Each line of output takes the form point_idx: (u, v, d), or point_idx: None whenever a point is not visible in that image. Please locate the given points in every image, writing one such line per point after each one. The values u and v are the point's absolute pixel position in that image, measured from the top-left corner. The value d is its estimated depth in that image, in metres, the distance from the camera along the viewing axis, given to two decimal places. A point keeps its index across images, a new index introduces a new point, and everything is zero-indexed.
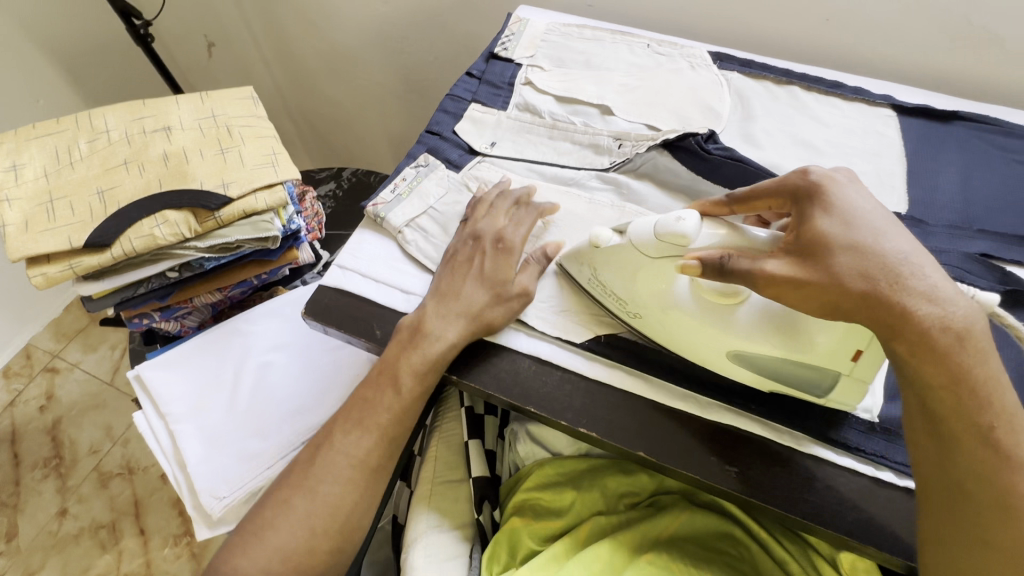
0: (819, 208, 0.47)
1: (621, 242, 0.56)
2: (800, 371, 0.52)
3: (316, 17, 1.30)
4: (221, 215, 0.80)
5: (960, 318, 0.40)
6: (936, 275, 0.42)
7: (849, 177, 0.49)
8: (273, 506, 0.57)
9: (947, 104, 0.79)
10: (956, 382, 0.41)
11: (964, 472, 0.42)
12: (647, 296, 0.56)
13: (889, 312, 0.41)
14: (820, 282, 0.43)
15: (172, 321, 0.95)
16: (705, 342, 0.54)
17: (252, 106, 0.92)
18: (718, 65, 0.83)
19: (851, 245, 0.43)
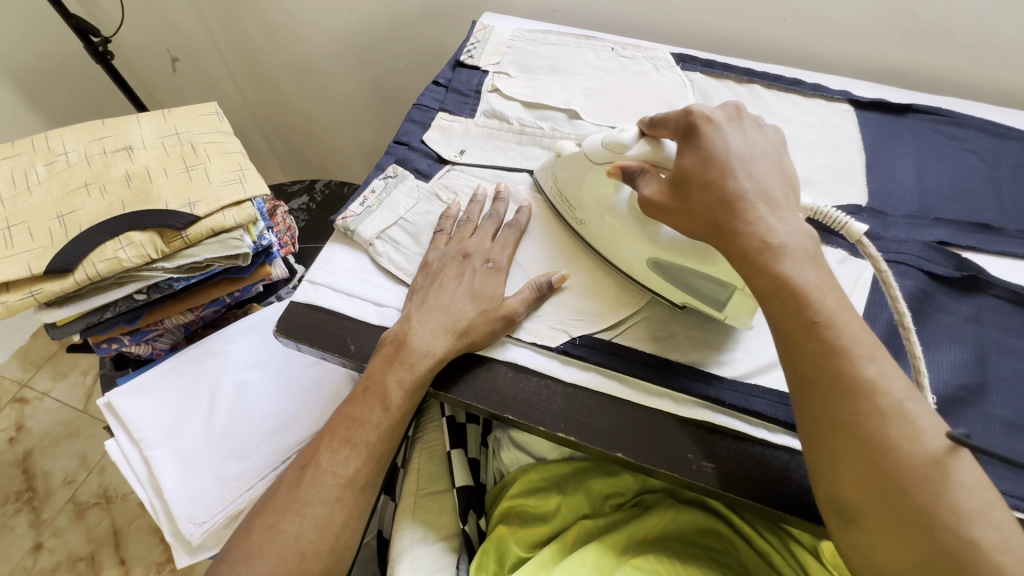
0: (691, 147, 0.52)
1: (578, 151, 0.63)
2: (707, 281, 0.56)
3: (280, 29, 1.28)
4: (188, 234, 0.78)
5: (777, 239, 0.45)
6: (770, 212, 0.47)
7: (731, 114, 0.53)
8: (259, 530, 0.55)
9: (901, 97, 0.81)
10: (799, 311, 0.44)
11: (826, 408, 0.42)
12: (592, 200, 0.63)
13: (719, 238, 0.48)
14: (677, 211, 0.51)
15: (142, 344, 0.92)
16: (626, 250, 0.61)
17: (217, 122, 0.91)
18: (681, 66, 0.84)
19: (703, 179, 0.49)
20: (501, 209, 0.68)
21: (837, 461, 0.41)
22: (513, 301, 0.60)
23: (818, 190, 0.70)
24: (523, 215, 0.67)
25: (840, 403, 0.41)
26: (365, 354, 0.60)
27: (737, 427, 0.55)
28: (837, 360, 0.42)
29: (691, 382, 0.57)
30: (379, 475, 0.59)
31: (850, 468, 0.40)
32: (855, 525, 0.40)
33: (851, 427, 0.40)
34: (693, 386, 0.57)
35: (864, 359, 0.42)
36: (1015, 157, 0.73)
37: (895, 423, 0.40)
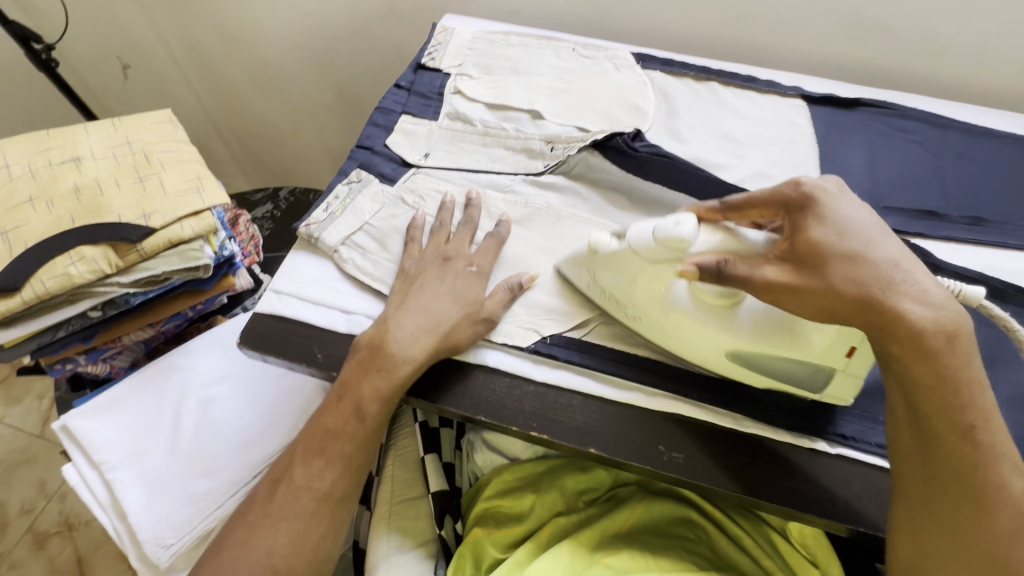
0: (812, 220, 0.47)
1: (621, 247, 0.56)
2: (796, 370, 0.53)
3: (238, 33, 1.25)
4: (144, 247, 0.75)
5: (951, 320, 0.43)
6: (926, 278, 0.45)
7: (837, 185, 0.49)
8: (234, 549, 0.54)
9: (850, 91, 0.85)
10: (955, 415, 0.43)
11: (953, 511, 0.43)
12: (647, 296, 0.56)
13: (881, 317, 0.43)
14: (819, 290, 0.45)
15: (99, 363, 0.89)
16: (709, 343, 0.54)
17: (171, 130, 0.88)
18: (640, 65, 0.86)
19: (847, 254, 0.45)
20: (475, 214, 0.67)
21: (950, 562, 0.43)
22: (493, 303, 0.60)
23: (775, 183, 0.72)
24: (504, 228, 0.66)
25: (974, 512, 0.42)
26: (333, 363, 0.59)
27: (703, 418, 0.56)
28: (986, 472, 0.43)
29: (659, 377, 0.58)
30: (357, 486, 0.57)
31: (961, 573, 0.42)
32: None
33: (976, 537, 0.42)
34: (660, 380, 0.58)
35: (1006, 466, 0.43)
36: (956, 146, 0.77)
37: (1016, 539, 0.42)
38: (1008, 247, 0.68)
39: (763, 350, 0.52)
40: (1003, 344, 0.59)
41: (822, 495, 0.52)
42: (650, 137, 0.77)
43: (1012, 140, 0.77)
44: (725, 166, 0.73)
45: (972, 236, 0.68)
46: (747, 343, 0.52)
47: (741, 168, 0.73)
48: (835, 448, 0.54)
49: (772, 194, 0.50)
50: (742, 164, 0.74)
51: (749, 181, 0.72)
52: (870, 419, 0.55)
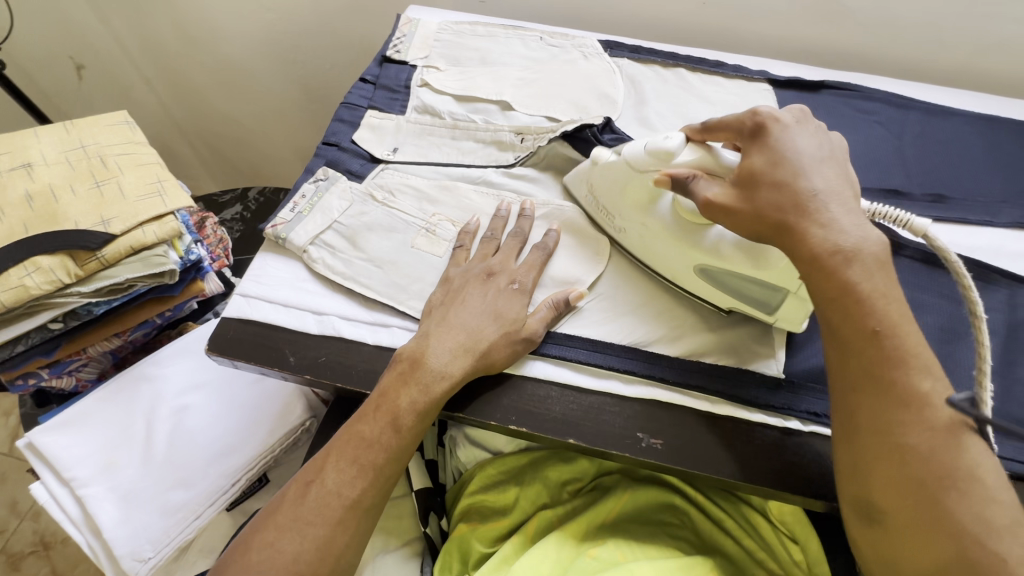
0: (759, 147, 0.51)
1: (617, 160, 0.61)
2: (754, 288, 0.56)
3: (197, 30, 1.21)
4: (105, 254, 0.72)
5: (851, 242, 0.45)
6: (841, 210, 0.47)
7: (797, 116, 0.53)
8: (257, 551, 0.48)
9: (815, 74, 0.86)
10: (857, 320, 0.44)
11: (868, 411, 0.43)
12: (634, 210, 0.61)
13: (784, 240, 0.47)
14: (748, 213, 0.49)
15: (65, 376, 0.86)
16: (675, 257, 0.59)
17: (129, 132, 0.85)
18: (609, 53, 0.85)
19: (775, 180, 0.48)
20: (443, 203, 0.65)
21: (871, 465, 0.42)
22: (534, 322, 0.57)
23: None
24: (553, 237, 0.64)
25: (888, 412, 0.42)
26: (306, 365, 0.58)
27: (682, 402, 0.57)
28: (893, 371, 0.43)
29: (636, 363, 0.58)
30: (385, 497, 0.53)
31: (887, 475, 0.41)
32: (879, 524, 0.42)
33: (893, 434, 0.42)
34: (638, 366, 0.57)
35: (915, 367, 0.43)
36: (917, 126, 0.78)
37: (939, 437, 0.41)
38: (967, 222, 0.70)
39: (719, 266, 0.55)
40: (965, 317, 0.61)
41: (798, 473, 0.53)
42: (620, 126, 0.76)
43: (970, 117, 0.79)
44: None
45: (934, 214, 0.69)
46: (707, 258, 0.56)
47: None
48: (808, 426, 0.55)
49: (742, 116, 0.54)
50: None
51: None
52: None
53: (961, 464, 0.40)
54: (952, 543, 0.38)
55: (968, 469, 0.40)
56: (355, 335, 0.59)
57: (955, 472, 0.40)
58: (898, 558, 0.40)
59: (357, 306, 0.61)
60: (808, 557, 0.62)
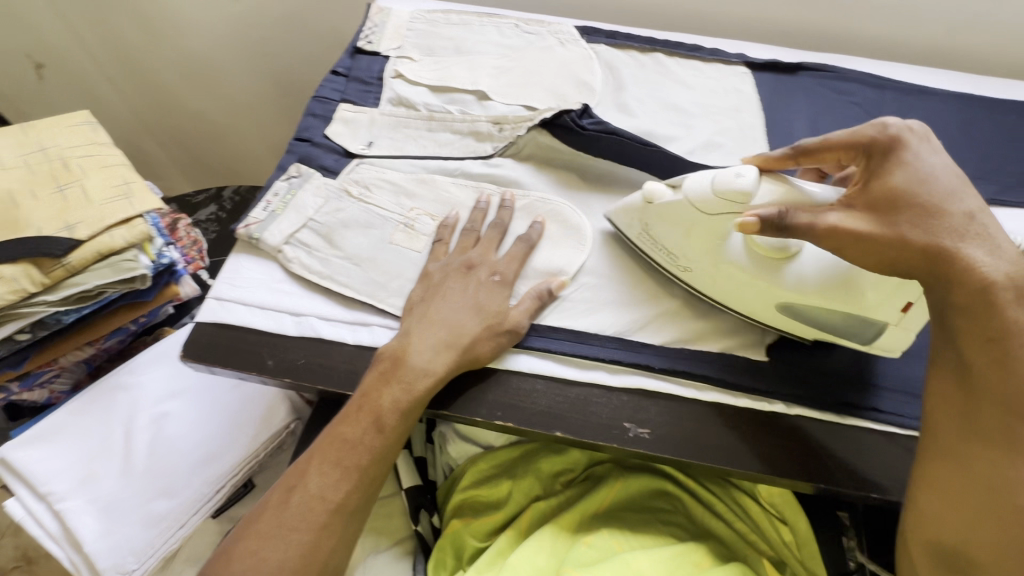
0: (895, 164, 0.48)
1: (678, 199, 0.55)
2: (848, 321, 0.53)
3: (161, 24, 1.17)
4: (71, 261, 0.70)
5: (1016, 271, 0.44)
6: (1000, 234, 0.46)
7: (920, 132, 0.49)
8: (239, 563, 0.47)
9: (791, 56, 0.85)
10: (1000, 373, 0.44)
11: (992, 463, 0.44)
12: (703, 248, 0.56)
13: (948, 263, 0.45)
14: (888, 239, 0.45)
15: (36, 389, 0.83)
16: (754, 295, 0.55)
17: (91, 133, 0.82)
18: (585, 39, 0.84)
19: (927, 204, 0.45)
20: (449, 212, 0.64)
21: (979, 516, 0.44)
22: (520, 313, 0.57)
23: (724, 151, 0.73)
24: (542, 262, 0.62)
25: (1005, 471, 0.43)
26: (285, 368, 0.56)
27: (669, 390, 0.56)
28: (1022, 432, 0.43)
29: (621, 352, 0.57)
30: (371, 499, 0.52)
31: (986, 529, 0.43)
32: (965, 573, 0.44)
33: (1005, 493, 0.43)
34: (623, 355, 0.57)
35: None
36: (893, 105, 0.78)
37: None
38: None
39: (807, 302, 0.53)
40: None
41: (784, 456, 0.53)
42: (598, 113, 0.75)
43: (944, 95, 0.80)
44: (674, 137, 0.73)
45: None
46: (797, 296, 0.52)
47: (691, 139, 0.73)
48: (793, 408, 0.55)
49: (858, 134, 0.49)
50: (691, 134, 0.74)
51: (700, 151, 0.72)
52: (827, 375, 0.56)
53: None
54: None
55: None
56: (335, 336, 0.58)
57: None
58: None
59: (336, 306, 0.60)
60: (797, 536, 0.63)
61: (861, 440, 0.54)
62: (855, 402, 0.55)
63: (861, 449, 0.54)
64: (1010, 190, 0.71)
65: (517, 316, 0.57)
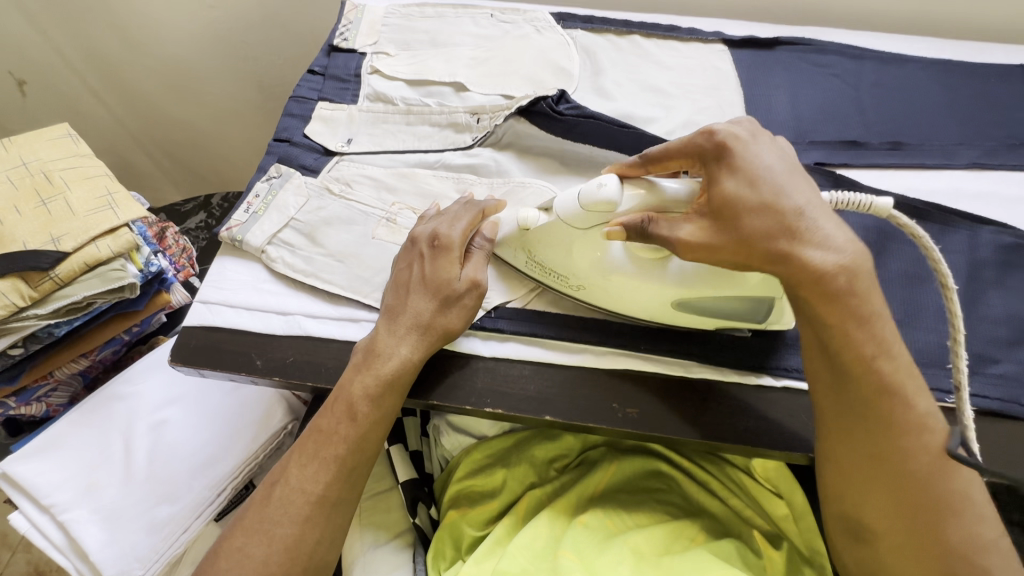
0: (728, 168, 0.46)
1: (549, 221, 0.55)
2: (737, 306, 0.54)
3: (138, 32, 1.16)
4: (58, 273, 0.70)
5: (851, 261, 0.43)
6: (832, 224, 0.44)
7: (749, 128, 0.48)
8: (228, 559, 0.50)
9: (769, 32, 0.85)
10: (857, 348, 0.44)
11: (871, 440, 0.45)
12: (586, 265, 0.55)
13: (786, 267, 0.43)
14: (729, 246, 0.45)
15: (33, 403, 0.83)
16: (649, 298, 0.54)
17: (72, 146, 0.82)
18: (561, 25, 0.83)
19: (760, 206, 0.43)
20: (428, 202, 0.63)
21: (868, 490, 0.45)
22: (473, 277, 0.56)
23: None
24: (488, 234, 0.59)
25: (884, 440, 0.44)
26: (274, 366, 0.56)
27: (656, 368, 0.57)
28: (889, 400, 0.44)
29: (605, 333, 0.58)
30: (355, 489, 0.54)
31: (880, 500, 0.45)
32: (870, 544, 0.46)
33: (892, 461, 0.44)
34: (607, 337, 0.58)
35: (909, 392, 0.45)
36: (872, 75, 0.78)
37: (935, 462, 0.44)
38: (925, 167, 0.70)
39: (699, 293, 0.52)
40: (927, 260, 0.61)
41: (770, 428, 0.54)
42: (576, 98, 0.75)
43: (923, 63, 0.80)
44: (653, 119, 0.73)
45: (891, 161, 0.70)
46: (687, 292, 0.52)
47: (670, 119, 0.73)
48: (781, 380, 0.56)
49: (688, 145, 0.48)
50: (670, 114, 0.74)
51: (679, 131, 0.72)
52: None
53: (950, 483, 0.44)
54: (942, 556, 0.44)
55: (957, 490, 0.44)
56: (322, 334, 0.58)
57: (950, 496, 0.44)
58: (886, 573, 0.46)
59: (322, 303, 0.60)
60: (793, 509, 0.63)
61: None
62: None
63: None
64: (991, 154, 0.71)
65: (468, 278, 0.56)
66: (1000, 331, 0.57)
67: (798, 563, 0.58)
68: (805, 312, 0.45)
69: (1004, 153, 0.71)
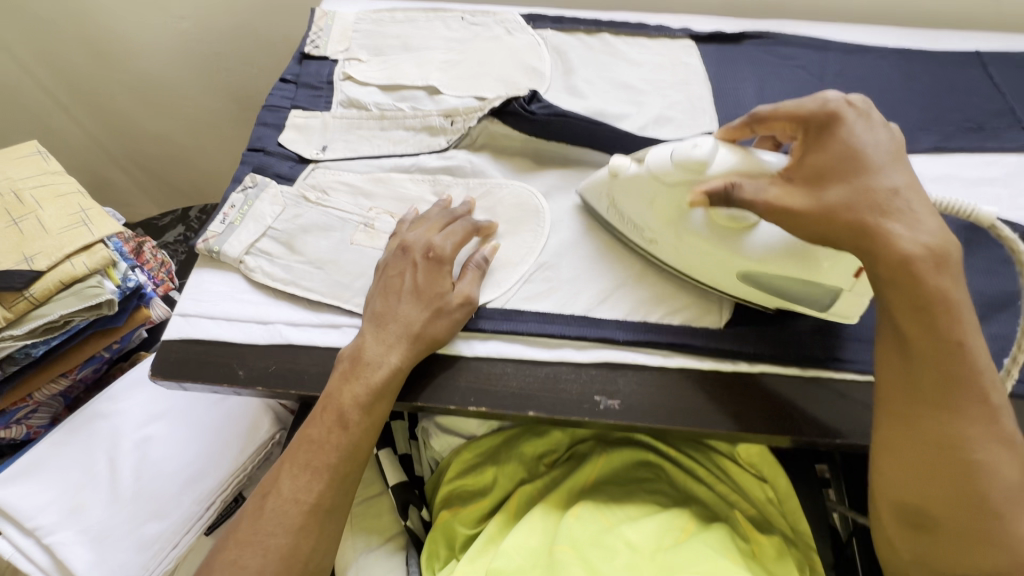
0: (828, 141, 0.49)
1: (638, 173, 0.57)
2: (805, 288, 0.54)
3: (109, 45, 1.15)
4: (33, 293, 0.69)
5: (939, 245, 0.44)
6: (923, 208, 0.45)
7: (864, 106, 0.50)
8: (220, 571, 0.49)
9: (735, 26, 0.87)
10: (941, 336, 0.44)
11: (942, 429, 0.44)
12: (666, 221, 0.57)
13: (872, 241, 0.45)
14: (816, 214, 0.47)
15: (13, 425, 0.82)
16: (711, 263, 0.56)
17: (43, 164, 0.82)
18: (532, 26, 0.84)
19: (848, 180, 0.46)
20: (434, 211, 0.63)
21: (934, 480, 0.45)
22: (466, 292, 0.58)
23: (675, 125, 0.74)
24: (486, 254, 0.61)
25: (956, 428, 0.44)
26: (256, 376, 0.56)
27: (636, 360, 0.58)
28: (966, 387, 0.44)
29: (586, 329, 0.59)
30: (346, 496, 0.54)
31: (941, 484, 0.44)
32: (929, 535, 0.45)
33: (961, 451, 0.44)
34: (587, 331, 0.59)
35: (986, 381, 0.44)
36: (835, 65, 0.80)
37: (1002, 450, 0.44)
38: None
39: (765, 271, 0.53)
40: None
41: (749, 412, 0.55)
42: (549, 98, 0.76)
43: (884, 52, 0.82)
44: (626, 115, 0.74)
45: None
46: (756, 267, 0.53)
47: (641, 115, 0.74)
48: (757, 365, 0.57)
49: (800, 110, 0.51)
50: (641, 110, 0.75)
51: (651, 127, 0.73)
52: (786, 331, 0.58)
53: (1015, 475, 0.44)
54: (1009, 550, 0.43)
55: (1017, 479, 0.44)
56: (305, 340, 0.58)
57: (1015, 488, 0.44)
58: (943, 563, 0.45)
59: (302, 310, 0.60)
60: (777, 492, 0.64)
61: (828, 391, 0.56)
62: (816, 354, 0.57)
63: (821, 399, 0.56)
64: (951, 138, 0.73)
65: (461, 292, 0.58)
66: None
67: (785, 546, 0.59)
68: (886, 293, 0.46)
69: (963, 137, 0.73)
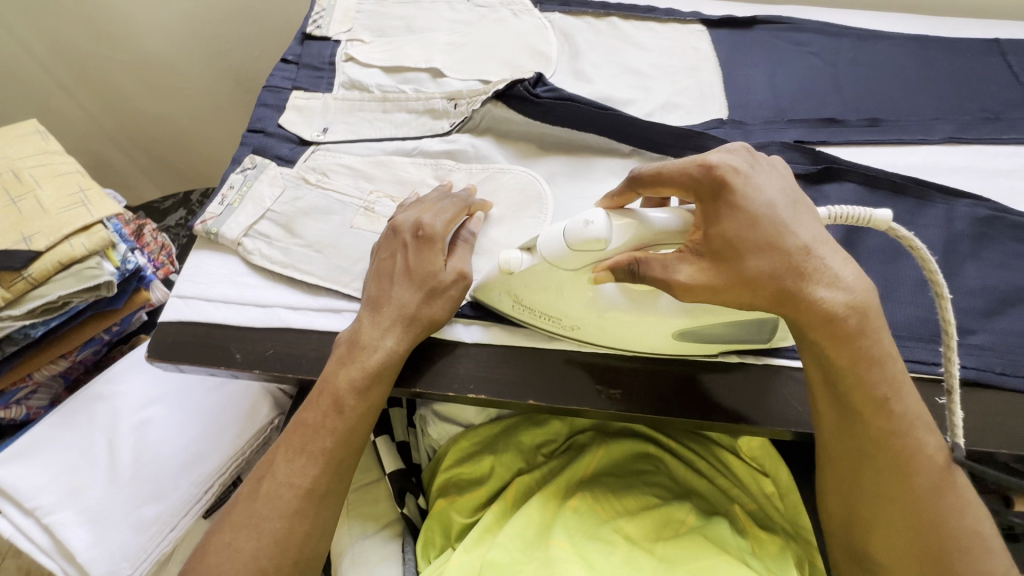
0: (724, 209, 0.43)
1: (533, 263, 0.51)
2: (742, 327, 0.53)
3: (110, 25, 1.14)
4: (31, 273, 0.68)
5: (860, 298, 0.42)
6: (839, 259, 0.43)
7: (748, 158, 0.45)
8: (216, 554, 0.49)
9: (746, 12, 0.85)
10: (869, 390, 0.43)
11: (882, 478, 0.44)
12: (579, 306, 0.52)
13: (797, 311, 0.42)
14: (732, 286, 0.43)
15: (13, 406, 0.82)
16: (644, 328, 0.53)
17: (43, 144, 0.81)
18: (539, 8, 0.82)
19: (759, 244, 0.42)
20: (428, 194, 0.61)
21: (880, 529, 0.44)
22: (459, 269, 0.56)
23: (683, 111, 0.72)
24: (473, 228, 0.59)
25: (897, 480, 0.44)
26: (254, 360, 0.56)
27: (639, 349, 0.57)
28: (901, 440, 0.44)
29: None
30: (343, 481, 0.53)
31: (890, 535, 0.44)
32: None
33: (903, 500, 0.43)
34: None
35: (919, 428, 0.44)
36: (849, 52, 0.78)
37: (943, 496, 0.44)
38: (903, 142, 0.70)
39: (703, 323, 0.51)
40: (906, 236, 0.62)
41: (753, 404, 0.54)
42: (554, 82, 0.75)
43: (900, 40, 0.80)
44: (633, 101, 0.73)
45: (869, 138, 0.70)
46: (691, 321, 0.51)
47: (648, 101, 0.73)
48: (762, 358, 0.56)
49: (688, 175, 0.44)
50: (648, 96, 0.74)
51: (658, 113, 0.72)
52: None
53: (965, 521, 0.43)
54: None
55: (967, 524, 0.43)
56: (302, 324, 0.58)
57: (965, 534, 0.43)
58: None
59: (301, 294, 0.59)
60: (779, 486, 0.64)
61: None
62: None
63: None
64: (967, 128, 0.71)
65: (454, 270, 0.55)
66: (971, 302, 0.58)
67: (787, 542, 0.58)
68: (812, 355, 0.44)
69: (979, 127, 0.71)
